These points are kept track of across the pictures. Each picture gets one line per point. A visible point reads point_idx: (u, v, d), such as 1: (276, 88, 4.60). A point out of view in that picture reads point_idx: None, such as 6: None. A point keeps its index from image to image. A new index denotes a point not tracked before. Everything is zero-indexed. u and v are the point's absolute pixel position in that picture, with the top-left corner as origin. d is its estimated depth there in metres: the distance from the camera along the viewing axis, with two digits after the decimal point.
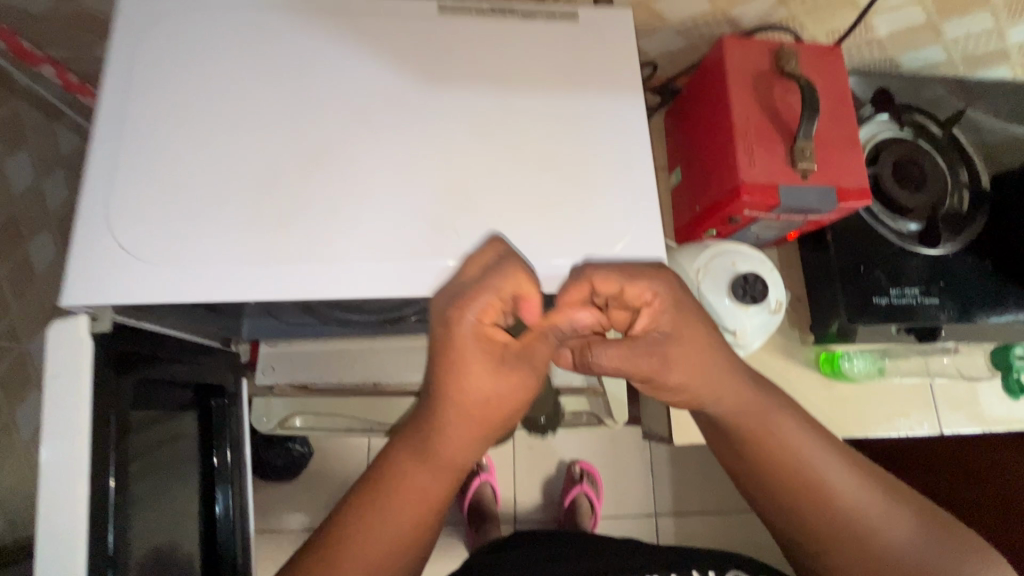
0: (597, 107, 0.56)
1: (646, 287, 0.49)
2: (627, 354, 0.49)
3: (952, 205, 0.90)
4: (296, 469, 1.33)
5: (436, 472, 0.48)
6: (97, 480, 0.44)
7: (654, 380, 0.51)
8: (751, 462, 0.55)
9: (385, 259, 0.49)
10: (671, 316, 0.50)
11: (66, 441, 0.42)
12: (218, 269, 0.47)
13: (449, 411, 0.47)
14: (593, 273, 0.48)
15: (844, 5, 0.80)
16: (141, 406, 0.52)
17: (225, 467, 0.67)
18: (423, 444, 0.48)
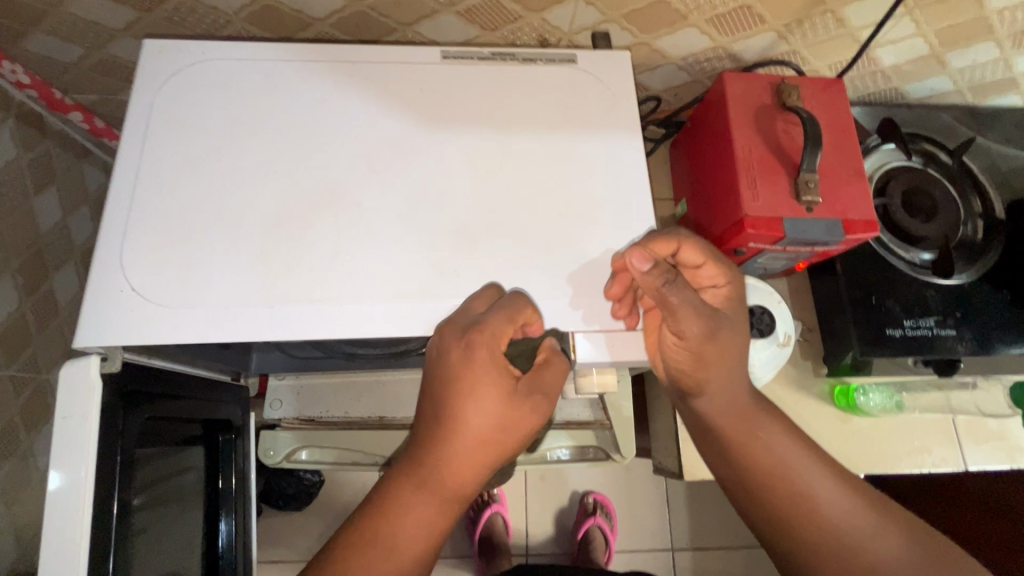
0: (596, 146, 0.57)
1: (722, 271, 0.53)
2: (699, 309, 0.49)
3: (965, 234, 0.88)
4: (307, 500, 1.33)
5: (438, 503, 0.48)
6: (99, 519, 0.44)
7: (695, 346, 0.50)
8: (743, 487, 0.53)
9: (387, 298, 0.50)
10: (732, 306, 0.53)
11: (71, 480, 0.43)
12: (225, 309, 0.48)
13: (454, 444, 0.47)
14: (690, 237, 0.51)
15: (845, 39, 0.81)
16: (150, 438, 0.53)
17: (229, 489, 0.68)
18: (428, 477, 0.47)
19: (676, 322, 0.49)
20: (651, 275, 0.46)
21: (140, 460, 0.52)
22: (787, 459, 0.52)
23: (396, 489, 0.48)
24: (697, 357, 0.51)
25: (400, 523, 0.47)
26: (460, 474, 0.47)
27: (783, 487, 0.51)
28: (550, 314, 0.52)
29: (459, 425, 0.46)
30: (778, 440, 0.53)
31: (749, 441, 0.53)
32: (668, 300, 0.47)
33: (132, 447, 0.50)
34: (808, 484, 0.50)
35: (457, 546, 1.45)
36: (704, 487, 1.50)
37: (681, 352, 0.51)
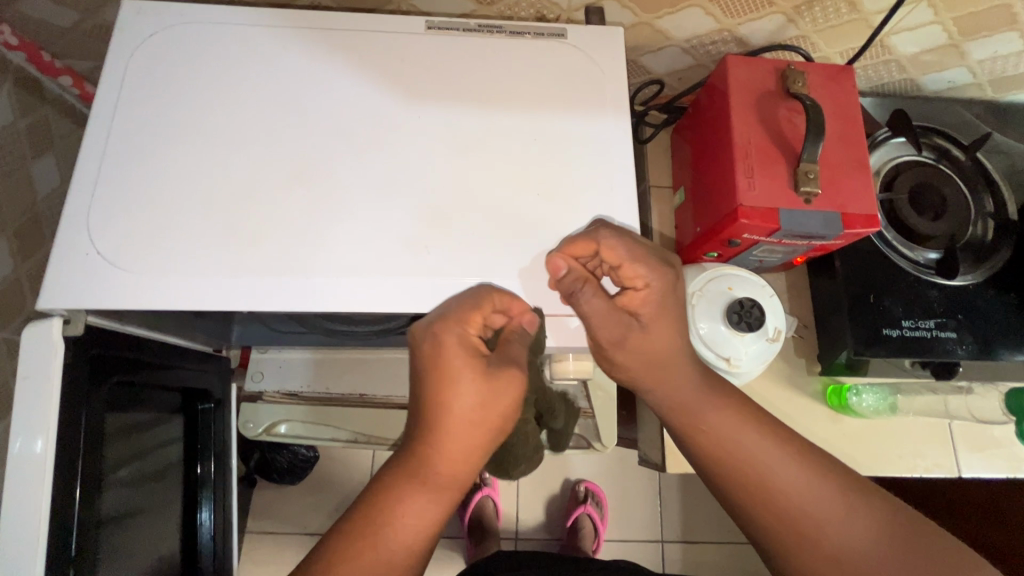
0: (581, 125, 0.55)
1: (641, 273, 0.48)
2: (606, 314, 0.48)
3: (974, 234, 0.85)
4: (300, 475, 1.34)
5: (434, 495, 0.44)
6: (61, 486, 0.44)
7: (603, 348, 0.50)
8: (744, 517, 0.47)
9: (356, 272, 0.49)
10: (654, 310, 0.49)
11: (32, 444, 0.43)
12: (191, 277, 0.48)
13: (439, 433, 0.45)
14: (607, 236, 0.47)
15: (857, 24, 0.77)
16: (122, 414, 0.54)
17: (209, 475, 0.69)
18: (422, 469, 0.45)
19: (590, 327, 0.49)
20: (563, 280, 0.49)
21: (112, 437, 0.52)
22: (796, 485, 0.44)
23: (385, 486, 0.45)
24: (608, 357, 0.51)
25: (398, 521, 0.44)
26: (452, 463, 0.45)
27: (789, 518, 0.44)
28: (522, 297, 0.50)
29: (443, 412, 0.45)
30: (785, 464, 0.45)
31: (745, 463, 0.46)
32: (577, 306, 0.49)
33: (98, 414, 0.50)
34: (820, 515, 0.43)
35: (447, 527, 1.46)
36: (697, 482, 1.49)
37: (597, 350, 0.51)
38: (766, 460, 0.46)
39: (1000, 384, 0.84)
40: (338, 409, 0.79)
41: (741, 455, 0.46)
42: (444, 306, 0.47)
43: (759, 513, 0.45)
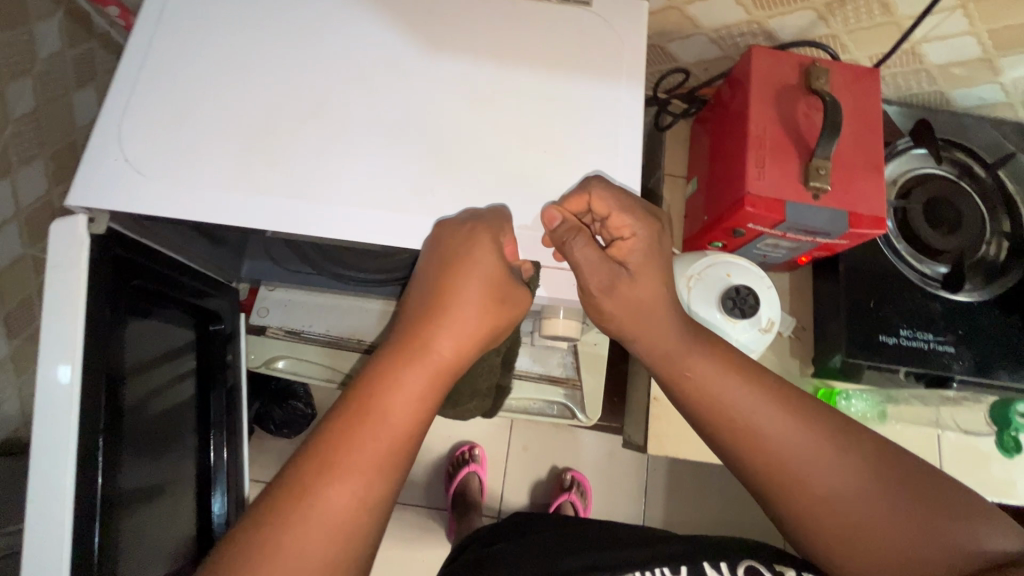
0: (595, 89, 0.56)
1: (629, 222, 0.50)
2: (596, 263, 0.49)
3: (986, 253, 0.84)
4: (297, 427, 1.38)
5: (432, 377, 0.46)
6: (89, 383, 0.49)
7: (592, 297, 0.51)
8: (728, 456, 0.49)
9: (360, 205, 0.51)
10: (640, 258, 0.51)
11: (67, 334, 0.47)
12: (209, 192, 0.50)
13: (444, 326, 0.47)
14: (598, 186, 0.49)
15: (890, 28, 0.77)
16: (138, 351, 0.59)
17: (220, 463, 0.72)
18: (418, 354, 0.46)
19: (581, 277, 0.50)
20: (557, 231, 0.50)
21: (129, 374, 0.57)
22: (783, 432, 0.46)
23: (380, 372, 0.46)
24: (598, 308, 0.52)
25: (397, 402, 0.45)
26: (448, 351, 0.47)
27: (763, 454, 0.46)
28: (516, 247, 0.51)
29: (443, 305, 0.48)
30: (769, 413, 0.47)
31: (730, 415, 0.47)
32: (569, 255, 0.49)
33: (123, 316, 0.54)
34: (806, 457, 0.45)
35: (433, 498, 1.48)
36: (684, 485, 1.48)
37: (586, 302, 0.52)
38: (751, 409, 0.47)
39: (983, 396, 0.85)
40: (349, 356, 0.84)
41: (725, 406, 0.48)
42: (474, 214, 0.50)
43: (746, 457, 0.47)
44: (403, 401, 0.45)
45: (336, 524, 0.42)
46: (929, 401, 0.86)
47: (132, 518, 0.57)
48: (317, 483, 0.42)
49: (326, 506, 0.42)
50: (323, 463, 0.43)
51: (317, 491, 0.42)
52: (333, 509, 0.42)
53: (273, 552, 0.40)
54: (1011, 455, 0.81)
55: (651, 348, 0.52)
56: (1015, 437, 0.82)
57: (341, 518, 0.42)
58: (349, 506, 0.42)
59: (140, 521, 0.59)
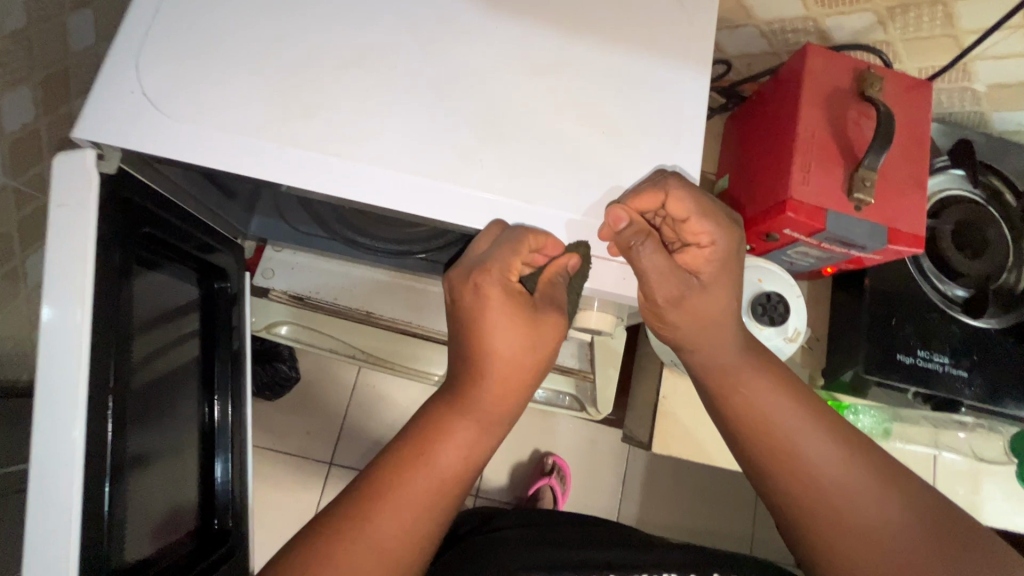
0: (660, 72, 0.52)
1: (708, 230, 0.48)
2: (665, 270, 0.48)
3: (1006, 281, 0.83)
4: (278, 390, 1.33)
5: (480, 426, 0.50)
6: (98, 337, 0.48)
7: (657, 306, 0.50)
8: (763, 478, 0.48)
9: (397, 169, 0.47)
10: (714, 268, 0.50)
11: (73, 283, 0.45)
12: (236, 137, 0.46)
13: (485, 377, 0.50)
14: (678, 188, 0.46)
15: (947, 41, 0.74)
16: (148, 308, 0.58)
17: (225, 426, 0.73)
18: (467, 405, 0.50)
19: (647, 284, 0.49)
20: (622, 234, 0.47)
21: (139, 332, 0.56)
22: (825, 457, 0.46)
23: (430, 424, 0.50)
24: (660, 315, 0.52)
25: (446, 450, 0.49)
26: (496, 404, 0.50)
27: (802, 476, 0.46)
28: (558, 229, 0.48)
29: (489, 360, 0.49)
30: (814, 436, 0.47)
31: (777, 439, 0.47)
32: (635, 260, 0.48)
33: (133, 266, 0.54)
34: (848, 488, 0.44)
35: None
36: (663, 479, 1.49)
37: (647, 307, 0.52)
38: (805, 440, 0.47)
39: (1002, 427, 0.85)
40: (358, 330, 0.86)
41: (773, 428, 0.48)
42: (480, 255, 0.48)
43: (784, 485, 0.46)
44: (455, 444, 0.49)
45: (382, 555, 0.46)
46: (939, 428, 0.85)
47: (141, 475, 0.58)
48: (366, 516, 0.46)
49: (372, 539, 0.46)
50: (374, 503, 0.47)
51: (366, 523, 0.46)
52: (380, 541, 0.46)
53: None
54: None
55: (703, 355, 0.52)
56: None
57: (392, 550, 0.46)
58: (396, 540, 0.46)
59: (144, 483, 0.59)
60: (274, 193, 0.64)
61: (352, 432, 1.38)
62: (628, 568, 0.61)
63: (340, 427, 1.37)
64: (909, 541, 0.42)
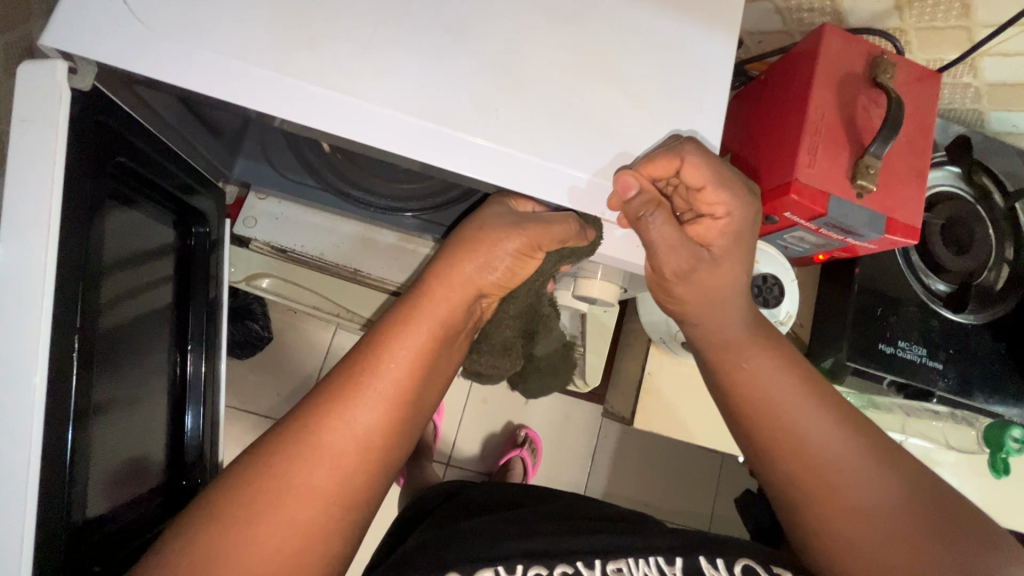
0: (684, 34, 0.50)
1: (724, 200, 0.48)
2: (675, 242, 0.49)
3: (986, 279, 0.85)
4: (249, 350, 1.29)
5: (424, 330, 0.49)
6: (63, 278, 0.45)
7: (666, 278, 0.51)
8: (764, 462, 0.50)
9: (400, 109, 0.43)
10: (726, 241, 0.50)
11: (37, 214, 0.42)
12: (229, 63, 0.42)
13: (435, 284, 0.50)
14: (693, 155, 0.45)
15: (959, 33, 0.73)
16: (121, 248, 0.55)
17: (198, 378, 0.72)
18: (413, 309, 0.49)
19: (657, 256, 0.49)
20: (632, 203, 0.46)
21: (109, 271, 0.53)
22: (829, 444, 0.46)
23: (377, 336, 0.49)
24: (667, 288, 0.52)
25: (394, 357, 0.47)
26: (442, 308, 0.49)
27: (803, 462, 0.47)
28: (567, 190, 0.46)
29: (443, 268, 0.50)
30: (817, 423, 0.47)
31: (778, 424, 0.48)
32: (644, 230, 0.48)
33: (102, 201, 0.50)
34: (850, 475, 0.45)
35: None
36: (633, 456, 1.52)
37: (656, 279, 0.53)
38: (812, 428, 0.47)
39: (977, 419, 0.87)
40: (342, 286, 0.83)
41: (779, 411, 0.48)
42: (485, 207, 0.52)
43: (785, 471, 0.48)
44: (401, 348, 0.48)
45: (336, 464, 0.45)
46: (910, 416, 0.88)
47: (109, 419, 0.55)
48: (316, 430, 0.45)
49: (326, 445, 0.45)
50: (320, 409, 0.46)
51: (316, 432, 0.45)
52: (335, 449, 0.45)
53: (274, 490, 0.43)
54: (998, 477, 0.83)
55: (708, 329, 0.53)
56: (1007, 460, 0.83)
57: (338, 455, 0.45)
58: (352, 450, 0.46)
59: (113, 429, 0.56)
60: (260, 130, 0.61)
61: None
62: (616, 553, 0.60)
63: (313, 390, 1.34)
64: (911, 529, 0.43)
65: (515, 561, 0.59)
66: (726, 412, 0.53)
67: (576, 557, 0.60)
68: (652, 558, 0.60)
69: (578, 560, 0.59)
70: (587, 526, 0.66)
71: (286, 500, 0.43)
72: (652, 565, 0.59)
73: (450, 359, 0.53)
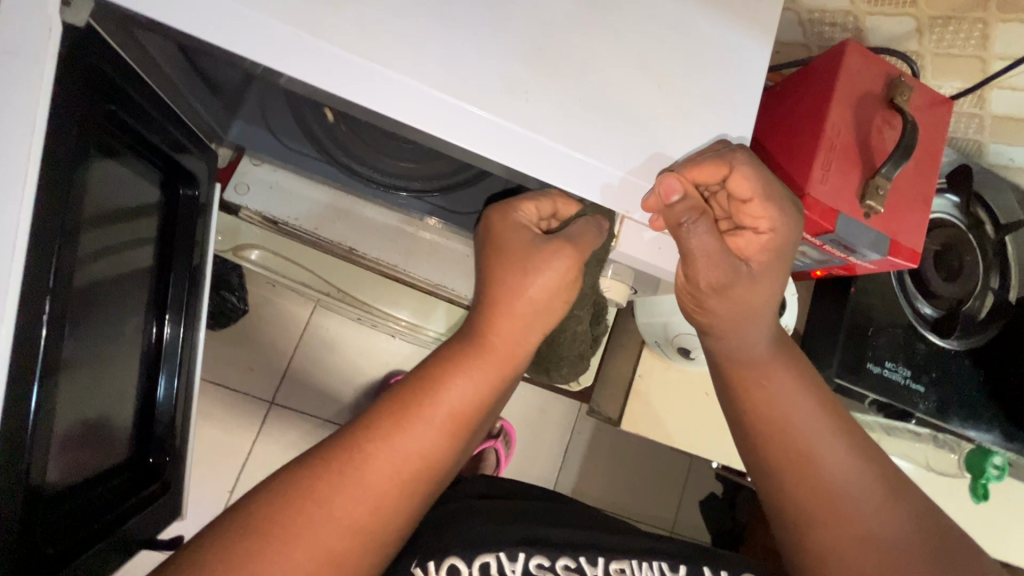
0: (720, 34, 0.48)
1: (769, 215, 0.48)
2: (715, 254, 0.48)
3: (971, 307, 0.87)
4: (222, 321, 1.23)
5: (484, 374, 0.48)
6: (37, 230, 0.41)
7: (700, 290, 0.51)
8: (776, 485, 0.52)
9: (426, 80, 0.40)
10: (763, 258, 0.50)
11: (12, 155, 0.38)
12: (244, 11, 0.38)
13: (496, 321, 0.50)
14: (741, 164, 0.45)
15: (975, 63, 0.74)
16: (101, 198, 0.51)
17: (174, 344, 0.68)
18: (477, 348, 0.49)
19: (693, 266, 0.49)
20: (675, 208, 0.45)
21: (89, 226, 0.50)
22: (843, 467, 0.49)
23: (434, 369, 0.48)
24: (699, 301, 0.52)
25: (451, 398, 0.46)
26: (504, 344, 0.50)
27: (820, 485, 0.49)
28: (594, 186, 0.45)
29: (501, 300, 0.50)
30: (832, 447, 0.50)
31: (796, 448, 0.50)
32: (682, 238, 0.47)
33: (87, 152, 0.47)
34: (861, 498, 0.48)
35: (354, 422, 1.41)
36: (605, 454, 1.52)
37: (686, 289, 0.52)
38: (833, 461, 0.49)
39: (959, 444, 0.90)
40: (336, 264, 0.80)
41: (797, 438, 0.51)
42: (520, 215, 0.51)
43: (795, 491, 0.50)
44: (460, 389, 0.47)
45: (373, 505, 0.43)
46: (889, 434, 0.91)
47: (78, 378, 0.52)
48: (359, 462, 0.43)
49: (368, 480, 0.43)
50: (366, 442, 0.44)
51: (359, 464, 0.43)
52: (372, 490, 0.43)
53: (305, 518, 0.41)
54: (978, 501, 0.86)
55: (730, 346, 0.54)
56: (985, 484, 0.86)
57: (380, 494, 0.44)
58: (391, 488, 0.44)
59: (77, 393, 0.52)
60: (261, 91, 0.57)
61: (298, 374, 1.31)
62: (618, 553, 0.60)
63: (287, 366, 1.30)
64: (918, 549, 0.46)
65: (518, 551, 0.58)
66: (737, 432, 0.56)
67: (579, 552, 0.59)
68: (649, 564, 0.60)
69: (581, 556, 0.59)
70: (576, 522, 0.65)
71: (317, 532, 0.41)
72: (653, 568, 0.59)
73: (496, 408, 0.53)
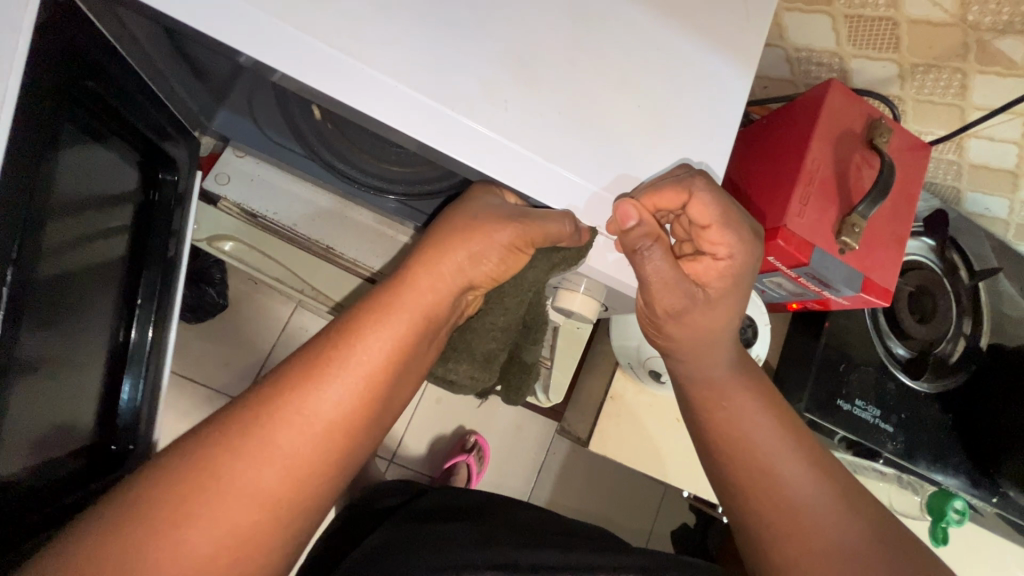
0: (702, 59, 0.49)
1: (728, 242, 0.48)
2: (673, 277, 0.49)
3: (944, 350, 0.87)
4: (200, 315, 1.21)
5: (396, 326, 0.45)
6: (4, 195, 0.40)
7: (661, 314, 0.52)
8: (748, 514, 0.50)
9: (406, 79, 0.41)
10: (723, 284, 0.50)
11: None
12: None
13: (418, 278, 0.47)
14: (702, 190, 0.44)
15: (953, 111, 0.76)
16: (70, 189, 0.50)
17: (142, 347, 0.67)
18: (388, 300, 0.46)
19: (655, 290, 0.50)
20: (630, 231, 0.45)
21: (55, 215, 0.48)
22: (806, 488, 0.49)
23: (344, 326, 0.45)
24: (660, 325, 0.53)
25: (362, 353, 0.44)
26: (422, 296, 0.47)
27: (789, 509, 0.48)
28: (563, 202, 0.46)
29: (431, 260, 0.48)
30: (795, 465, 0.50)
31: (760, 471, 0.50)
32: (639, 262, 0.48)
33: (61, 130, 0.47)
34: (826, 520, 0.47)
35: None
36: (579, 476, 1.50)
37: (651, 313, 0.53)
38: (794, 484, 0.49)
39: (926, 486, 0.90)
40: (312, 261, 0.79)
41: (761, 458, 0.50)
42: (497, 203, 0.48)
43: (762, 513, 0.49)
44: (373, 345, 0.44)
45: (281, 474, 0.41)
46: (857, 472, 0.91)
47: (43, 385, 0.51)
48: (260, 431, 0.41)
49: (270, 451, 0.41)
50: (268, 410, 0.41)
51: (260, 435, 0.41)
52: (278, 459, 0.41)
53: (201, 497, 0.38)
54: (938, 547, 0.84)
55: (693, 368, 0.54)
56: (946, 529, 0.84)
57: (289, 461, 0.41)
58: (301, 453, 0.42)
59: (35, 398, 0.50)
60: (249, 87, 0.57)
61: None
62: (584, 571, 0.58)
63: (262, 365, 1.28)
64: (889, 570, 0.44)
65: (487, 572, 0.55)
66: (707, 459, 0.55)
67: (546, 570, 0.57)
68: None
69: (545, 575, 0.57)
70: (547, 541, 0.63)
71: (210, 510, 0.38)
72: None
73: (419, 364, 0.50)
